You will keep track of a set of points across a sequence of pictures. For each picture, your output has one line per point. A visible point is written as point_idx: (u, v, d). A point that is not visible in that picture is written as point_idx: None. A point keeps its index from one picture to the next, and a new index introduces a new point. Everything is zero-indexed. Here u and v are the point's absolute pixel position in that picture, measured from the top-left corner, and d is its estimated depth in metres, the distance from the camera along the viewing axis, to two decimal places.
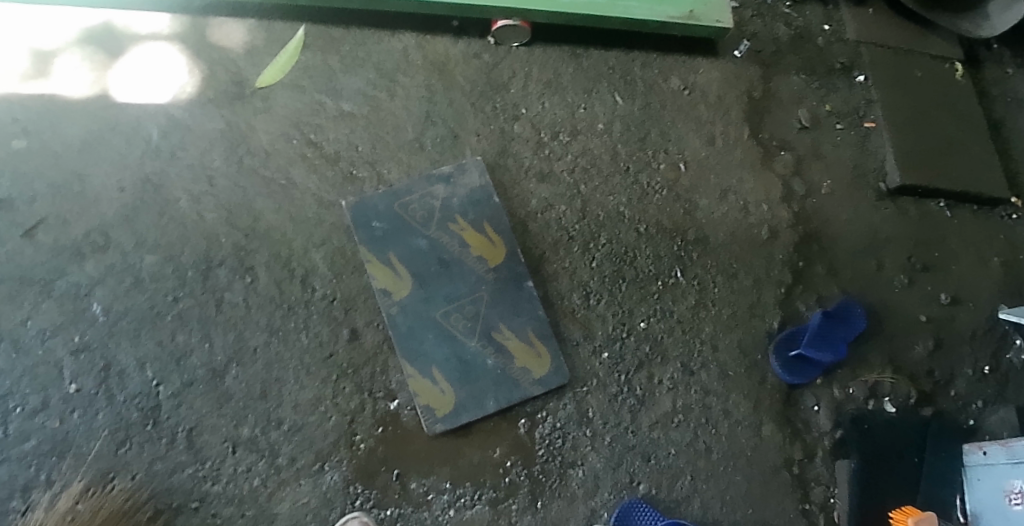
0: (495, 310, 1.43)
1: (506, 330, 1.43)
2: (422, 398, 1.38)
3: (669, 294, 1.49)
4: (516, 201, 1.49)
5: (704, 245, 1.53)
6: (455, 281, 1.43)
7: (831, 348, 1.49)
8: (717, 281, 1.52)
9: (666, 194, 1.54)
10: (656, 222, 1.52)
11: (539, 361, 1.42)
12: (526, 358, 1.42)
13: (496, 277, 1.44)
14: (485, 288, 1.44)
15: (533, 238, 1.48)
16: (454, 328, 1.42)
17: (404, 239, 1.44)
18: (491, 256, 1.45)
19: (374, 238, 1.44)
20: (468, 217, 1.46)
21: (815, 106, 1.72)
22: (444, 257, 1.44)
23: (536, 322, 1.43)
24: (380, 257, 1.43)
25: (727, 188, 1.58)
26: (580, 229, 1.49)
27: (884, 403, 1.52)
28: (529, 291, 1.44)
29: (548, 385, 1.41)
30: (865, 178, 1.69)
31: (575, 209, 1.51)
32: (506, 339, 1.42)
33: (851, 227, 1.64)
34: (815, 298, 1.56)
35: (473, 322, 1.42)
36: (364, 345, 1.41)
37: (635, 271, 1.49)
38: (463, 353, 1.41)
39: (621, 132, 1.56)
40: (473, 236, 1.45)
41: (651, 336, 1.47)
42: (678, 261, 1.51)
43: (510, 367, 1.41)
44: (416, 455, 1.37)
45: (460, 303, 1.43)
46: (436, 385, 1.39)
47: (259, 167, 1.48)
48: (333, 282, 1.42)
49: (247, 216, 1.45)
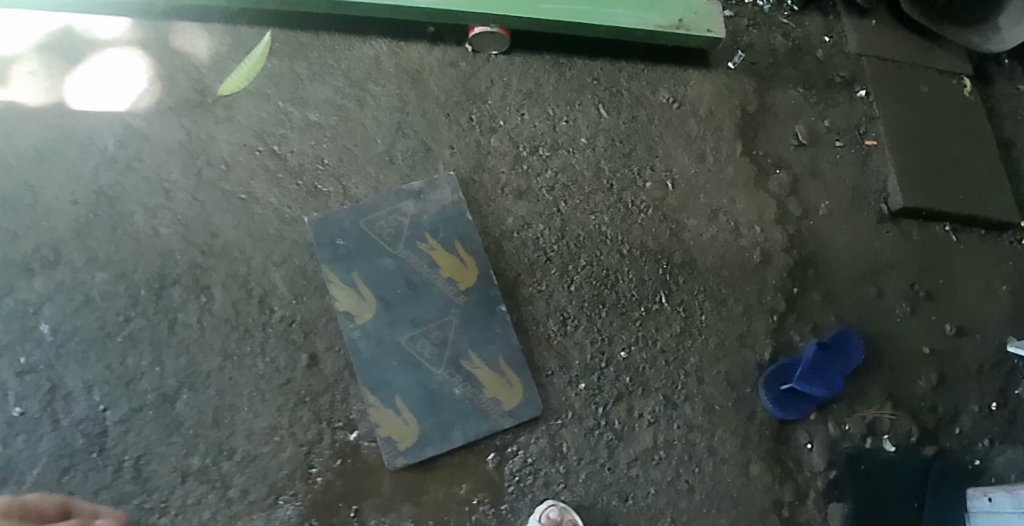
0: (465, 336, 1.34)
1: (476, 358, 1.33)
2: (385, 429, 1.30)
3: (653, 321, 1.39)
4: (491, 217, 1.39)
5: (692, 268, 1.43)
6: (423, 304, 1.34)
7: (826, 383, 1.39)
8: (705, 307, 1.42)
9: (652, 213, 1.44)
10: (640, 244, 1.42)
11: (511, 392, 1.33)
12: (496, 387, 1.33)
13: (466, 301, 1.35)
14: (454, 312, 1.34)
15: (508, 259, 1.37)
16: (421, 354, 1.33)
17: (370, 259, 1.36)
18: (461, 278, 1.35)
19: (337, 258, 1.35)
20: (438, 235, 1.37)
21: (813, 122, 1.62)
22: (411, 279, 1.35)
23: (508, 349, 1.34)
24: (344, 277, 1.35)
25: (718, 208, 1.48)
26: (558, 250, 1.39)
27: (883, 441, 1.43)
28: (501, 316, 1.35)
29: (520, 417, 1.32)
30: (865, 198, 1.60)
31: (554, 228, 1.40)
32: (476, 368, 1.33)
33: (848, 251, 1.55)
34: (810, 327, 1.47)
35: (441, 348, 1.33)
36: (324, 370, 1.32)
37: (616, 296, 1.39)
38: (430, 382, 1.32)
39: (605, 148, 1.46)
40: (443, 256, 1.36)
41: (632, 366, 1.37)
42: (663, 285, 1.41)
43: (480, 398, 1.32)
44: (377, 490, 1.28)
45: (428, 328, 1.34)
46: (399, 415, 1.30)
47: (219, 179, 1.40)
48: (293, 303, 1.34)
49: (205, 231, 1.37)
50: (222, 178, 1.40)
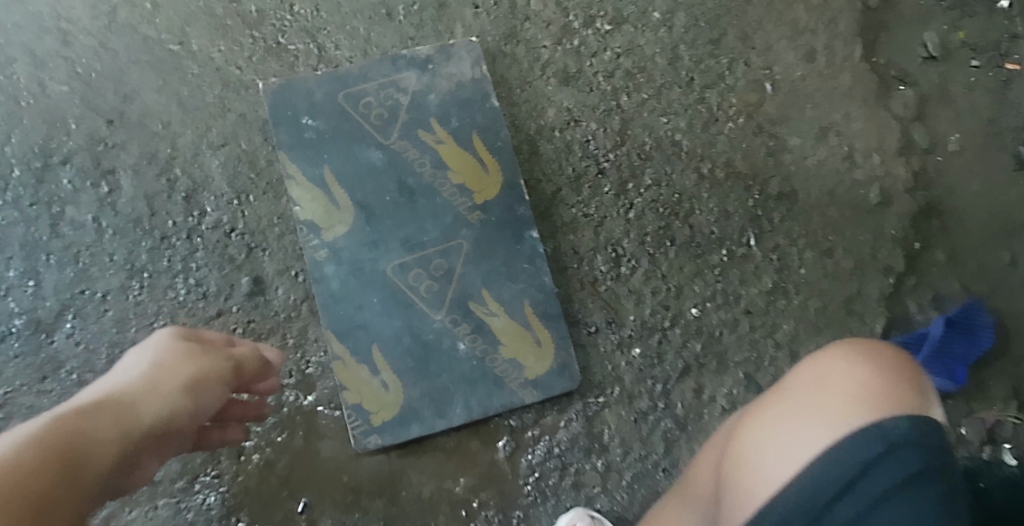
0: (477, 269, 0.94)
1: (490, 300, 0.94)
2: (351, 395, 0.91)
3: (736, 270, 1.01)
4: (524, 105, 0.98)
5: (791, 203, 1.04)
6: (420, 220, 0.94)
7: (953, 372, 1.04)
8: (805, 258, 1.04)
9: (744, 123, 1.04)
10: (725, 163, 1.02)
11: (537, 353, 0.94)
12: (516, 345, 0.94)
13: (482, 220, 0.95)
14: (464, 235, 0.94)
15: (544, 168, 0.97)
16: (412, 291, 0.93)
17: (345, 150, 0.94)
18: (478, 188, 0.95)
19: (301, 144, 0.93)
20: (450, 125, 0.96)
21: (946, 30, 1.15)
22: (406, 182, 0.94)
23: (537, 293, 0.95)
24: (308, 172, 0.93)
25: (828, 125, 1.08)
26: (615, 161, 0.99)
27: (1004, 453, 1.03)
28: (530, 246, 0.95)
29: (547, 389, 0.94)
30: (1002, 138, 1.13)
31: (610, 130, 1.00)
32: (488, 315, 0.94)
33: (979, 206, 1.10)
34: (931, 297, 1.07)
35: (443, 284, 0.93)
36: (270, 303, 0.91)
37: (690, 232, 1.00)
38: (423, 331, 0.93)
39: (686, 28, 1.05)
40: (454, 154, 0.95)
41: (705, 330, 0.99)
42: (754, 222, 1.02)
43: (492, 358, 0.94)
44: (337, 480, 0.90)
45: (427, 254, 0.93)
46: (375, 376, 0.92)
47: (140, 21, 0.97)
48: (233, 203, 0.92)
49: (114, 90, 0.94)
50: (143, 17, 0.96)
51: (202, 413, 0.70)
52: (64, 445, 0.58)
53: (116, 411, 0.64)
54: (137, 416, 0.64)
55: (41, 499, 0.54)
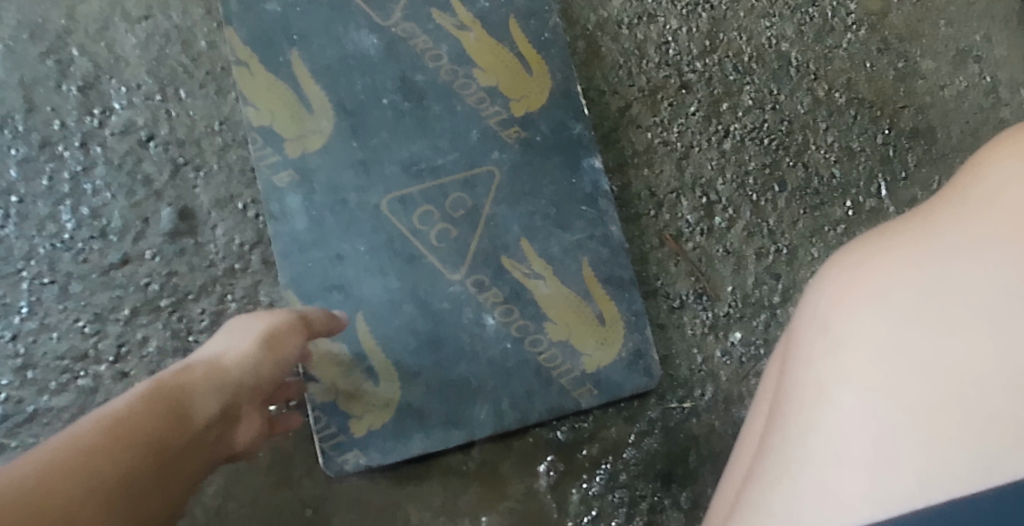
0: (513, 211, 0.66)
1: (531, 257, 0.65)
2: (325, 389, 0.61)
3: (866, 230, 0.72)
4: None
5: (931, 143, 0.76)
6: (430, 137, 0.65)
7: None
8: None
9: (870, 34, 0.77)
10: (848, 84, 0.75)
11: (599, 333, 0.66)
12: (570, 322, 0.65)
13: (518, 141, 0.67)
14: (492, 160, 0.66)
15: (607, 76, 0.70)
16: (421, 239, 0.64)
17: (324, 28, 0.65)
18: (518, 95, 0.68)
19: (261, 16, 0.64)
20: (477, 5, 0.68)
21: None
22: (412, 81, 0.65)
23: (596, 248, 0.67)
24: (269, 55, 0.64)
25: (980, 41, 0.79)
26: (703, 74, 0.72)
27: None
28: (587, 183, 0.67)
29: (613, 387, 0.65)
30: None
31: (697, 31, 0.72)
32: (529, 279, 0.65)
33: None
34: None
35: (465, 229, 0.64)
36: (207, 249, 0.62)
37: (804, 174, 0.72)
38: (433, 295, 0.63)
39: None
40: (485, 44, 0.67)
41: None
42: (884, 166, 0.74)
43: (534, 339, 0.64)
44: (297, 519, 0.61)
45: (444, 184, 0.65)
46: (359, 362, 0.62)
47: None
48: (155, 100, 0.63)
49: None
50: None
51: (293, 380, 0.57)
52: (152, 431, 0.45)
53: (196, 373, 0.51)
54: (224, 378, 0.52)
55: (127, 485, 0.42)
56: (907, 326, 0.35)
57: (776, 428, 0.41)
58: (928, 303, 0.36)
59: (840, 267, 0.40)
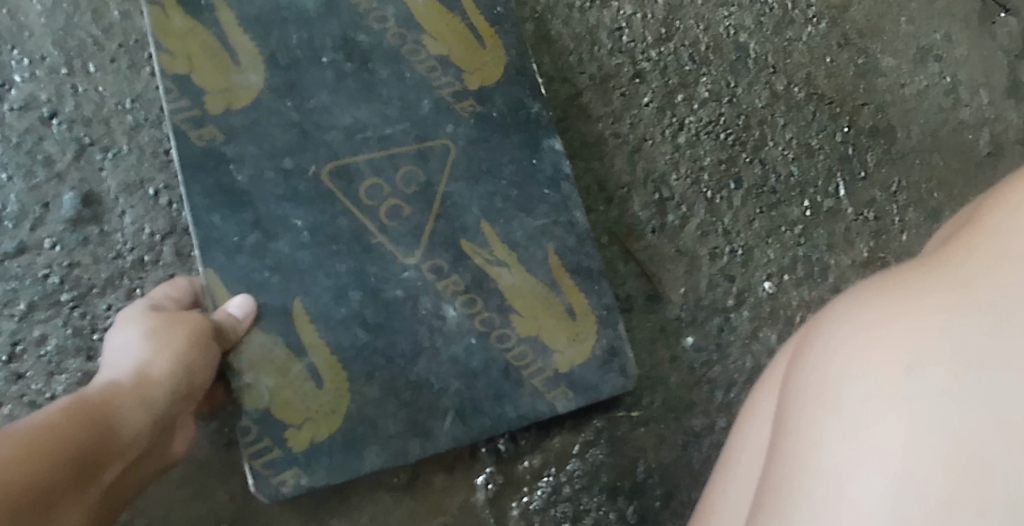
0: (472, 190, 0.61)
1: (484, 247, 0.60)
2: (263, 399, 0.54)
3: (823, 231, 0.70)
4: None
5: (891, 143, 0.74)
6: (372, 116, 0.59)
7: None
8: (908, 220, 0.73)
9: (830, 29, 0.74)
10: (807, 80, 0.72)
11: (568, 328, 0.61)
12: (536, 315, 0.60)
13: (471, 120, 0.62)
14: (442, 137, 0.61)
15: (561, 57, 0.67)
16: (366, 223, 0.58)
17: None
18: (471, 67, 0.63)
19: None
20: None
21: None
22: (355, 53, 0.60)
23: (551, 241, 0.61)
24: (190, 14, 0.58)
25: (942, 42, 0.77)
26: (658, 64, 0.68)
27: None
28: (545, 168, 0.63)
29: (585, 387, 0.61)
30: None
31: (653, 17, 0.69)
32: (488, 269, 0.60)
33: None
34: None
35: (416, 214, 0.59)
36: (114, 240, 0.56)
37: (761, 173, 0.69)
38: (378, 286, 0.58)
39: None
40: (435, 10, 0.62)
41: (782, 317, 0.67)
42: (843, 166, 0.72)
43: (492, 335, 0.59)
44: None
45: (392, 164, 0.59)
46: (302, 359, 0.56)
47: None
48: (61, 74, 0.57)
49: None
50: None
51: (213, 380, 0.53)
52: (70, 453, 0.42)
53: (119, 382, 0.47)
54: (153, 389, 0.48)
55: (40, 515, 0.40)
56: (961, 384, 0.32)
57: (769, 470, 0.36)
58: (984, 359, 0.32)
59: (874, 306, 0.35)
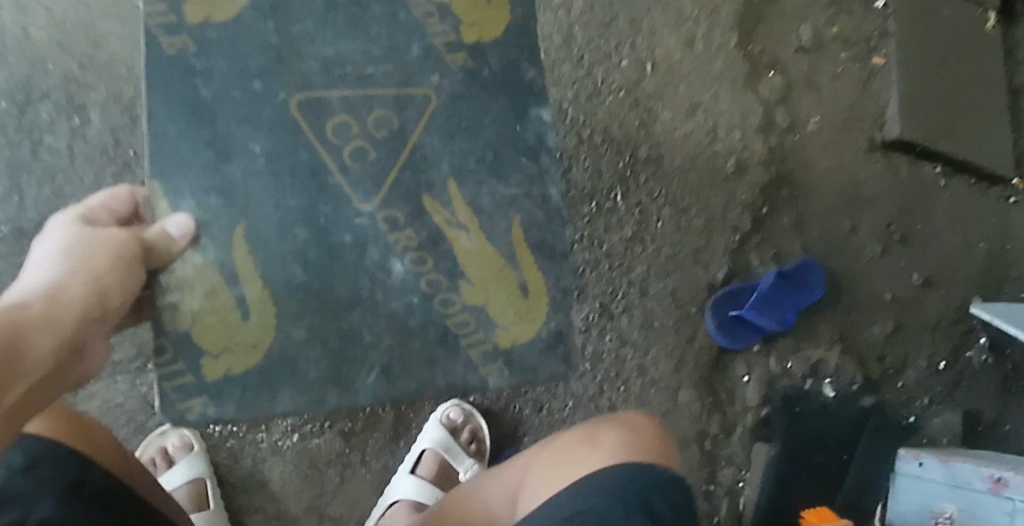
0: (442, 149, 1.20)
1: (438, 220, 1.19)
2: (194, 327, 1.13)
3: (603, 220, 1.25)
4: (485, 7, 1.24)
5: (656, 167, 1.27)
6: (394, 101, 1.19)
7: (779, 315, 1.30)
8: (663, 214, 1.27)
9: (623, 98, 1.27)
10: (604, 131, 1.25)
11: (535, 293, 1.22)
12: (489, 283, 1.20)
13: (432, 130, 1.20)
14: (418, 126, 1.20)
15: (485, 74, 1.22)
16: (376, 189, 1.18)
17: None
18: (470, 25, 1.23)
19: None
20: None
21: (820, 26, 1.40)
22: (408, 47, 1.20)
23: (488, 220, 1.21)
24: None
25: (697, 104, 1.30)
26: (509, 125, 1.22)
27: (824, 386, 1.40)
28: (478, 161, 1.21)
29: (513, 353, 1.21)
30: (859, 123, 1.44)
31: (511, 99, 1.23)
32: (454, 239, 1.19)
33: (829, 178, 1.41)
34: (772, 253, 1.34)
35: (381, 159, 1.18)
36: (203, 201, 1.14)
37: (568, 187, 1.24)
38: (357, 240, 1.17)
39: (582, 12, 1.26)
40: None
41: (572, 268, 1.23)
42: (622, 182, 1.25)
43: (455, 290, 1.19)
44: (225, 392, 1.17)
45: (372, 122, 1.18)
46: (241, 306, 1.15)
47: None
48: (244, 97, 1.16)
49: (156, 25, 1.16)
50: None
51: (129, 286, 0.95)
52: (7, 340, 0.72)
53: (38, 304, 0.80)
54: (58, 306, 0.81)
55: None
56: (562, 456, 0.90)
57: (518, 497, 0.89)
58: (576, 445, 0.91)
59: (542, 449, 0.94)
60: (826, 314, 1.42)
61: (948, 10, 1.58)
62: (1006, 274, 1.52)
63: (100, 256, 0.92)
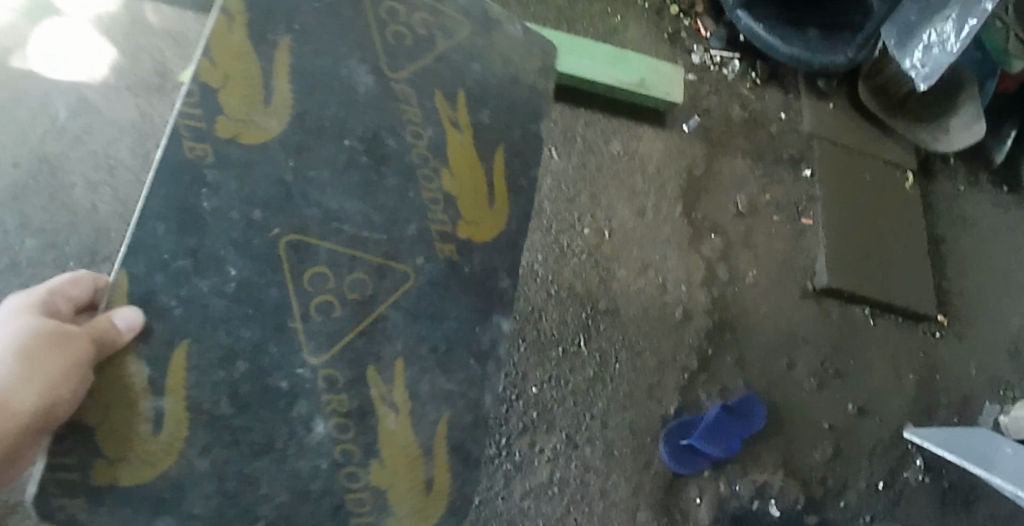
0: (404, 325, 0.96)
1: (374, 388, 0.93)
2: (98, 429, 0.82)
3: (569, 363, 1.46)
4: (482, 220, 1.03)
5: (614, 317, 1.51)
6: (377, 266, 0.96)
7: (725, 443, 1.48)
8: (621, 356, 1.50)
9: (586, 258, 1.53)
10: (569, 286, 1.50)
11: (438, 496, 0.94)
12: (399, 470, 0.92)
13: (394, 296, 0.96)
14: (386, 296, 0.96)
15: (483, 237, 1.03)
16: (326, 349, 0.91)
17: (461, 52, 1.08)
18: (469, 218, 1.02)
19: (357, 161, 0.97)
20: (478, 118, 1.07)
21: (755, 193, 1.69)
22: (405, 224, 0.98)
23: (420, 409, 0.95)
24: (440, 45, 1.07)
25: (648, 263, 1.57)
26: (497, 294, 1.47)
27: (769, 505, 1.52)
28: (427, 352, 0.96)
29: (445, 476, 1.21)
30: (792, 273, 1.67)
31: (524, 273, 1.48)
32: (382, 417, 0.93)
33: (767, 321, 1.62)
34: (718, 388, 1.55)
35: (342, 320, 0.93)
36: (162, 307, 0.86)
37: (538, 333, 1.46)
38: (292, 395, 0.89)
39: (551, 189, 1.55)
40: (452, 155, 1.03)
41: (541, 403, 1.43)
42: (584, 329, 1.49)
43: (360, 477, 0.90)
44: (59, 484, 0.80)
45: (349, 281, 0.94)
46: (157, 417, 0.84)
47: (266, 114, 0.94)
48: (243, 224, 0.90)
49: (183, 118, 0.91)
50: (274, 117, 0.94)
51: (81, 391, 0.80)
52: None
53: None
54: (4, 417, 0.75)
55: None
56: None
57: None
58: None
59: None
60: (767, 443, 1.55)
61: (869, 174, 1.80)
62: (935, 401, 1.69)
63: (46, 359, 0.78)
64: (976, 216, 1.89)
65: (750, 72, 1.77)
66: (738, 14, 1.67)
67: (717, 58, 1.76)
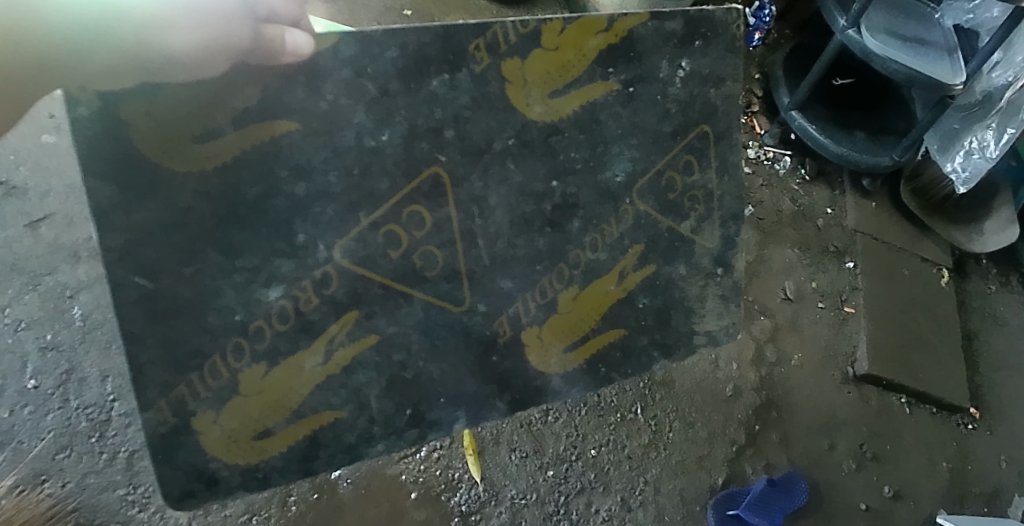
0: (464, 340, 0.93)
1: (336, 326, 0.87)
2: (156, 111, 0.79)
3: (626, 430, 1.56)
4: (543, 343, 0.97)
5: (669, 388, 1.62)
6: (456, 272, 0.92)
7: (767, 515, 1.52)
8: (674, 426, 1.59)
9: None
10: None
11: (257, 449, 0.85)
12: (269, 394, 0.85)
13: (433, 296, 0.91)
14: (428, 290, 0.91)
15: (546, 349, 0.97)
16: (356, 261, 0.87)
17: (690, 251, 1.05)
18: (549, 331, 0.97)
19: (538, 207, 0.95)
20: (635, 300, 1.01)
21: (802, 280, 1.81)
22: (500, 275, 0.95)
23: (338, 385, 0.87)
24: (685, 226, 1.04)
25: None
26: (592, 399, 1.56)
27: None
28: (397, 363, 0.90)
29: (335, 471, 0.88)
30: (835, 358, 1.77)
31: (635, 398, 1.59)
32: (311, 350, 0.87)
33: (811, 403, 1.71)
34: (763, 464, 1.62)
35: (399, 261, 0.89)
36: (320, 88, 0.84)
37: (598, 399, 1.57)
38: (294, 250, 0.85)
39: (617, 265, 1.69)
40: (588, 289, 0.99)
41: (598, 466, 1.52)
42: (641, 398, 1.59)
43: (237, 363, 0.84)
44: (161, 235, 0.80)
45: (418, 253, 0.90)
46: (275, 221, 0.84)
47: (541, 101, 0.94)
48: (431, 131, 0.89)
49: (511, 25, 0.91)
50: (541, 109, 0.94)
51: (203, 70, 0.79)
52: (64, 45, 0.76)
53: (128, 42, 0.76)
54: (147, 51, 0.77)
55: None
56: None
57: None
58: None
59: None
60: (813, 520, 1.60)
61: (908, 269, 1.91)
62: (967, 490, 1.74)
63: (217, 33, 0.79)
64: (1006, 317, 1.99)
65: (801, 168, 1.92)
66: (792, 115, 1.80)
67: (769, 154, 1.92)
